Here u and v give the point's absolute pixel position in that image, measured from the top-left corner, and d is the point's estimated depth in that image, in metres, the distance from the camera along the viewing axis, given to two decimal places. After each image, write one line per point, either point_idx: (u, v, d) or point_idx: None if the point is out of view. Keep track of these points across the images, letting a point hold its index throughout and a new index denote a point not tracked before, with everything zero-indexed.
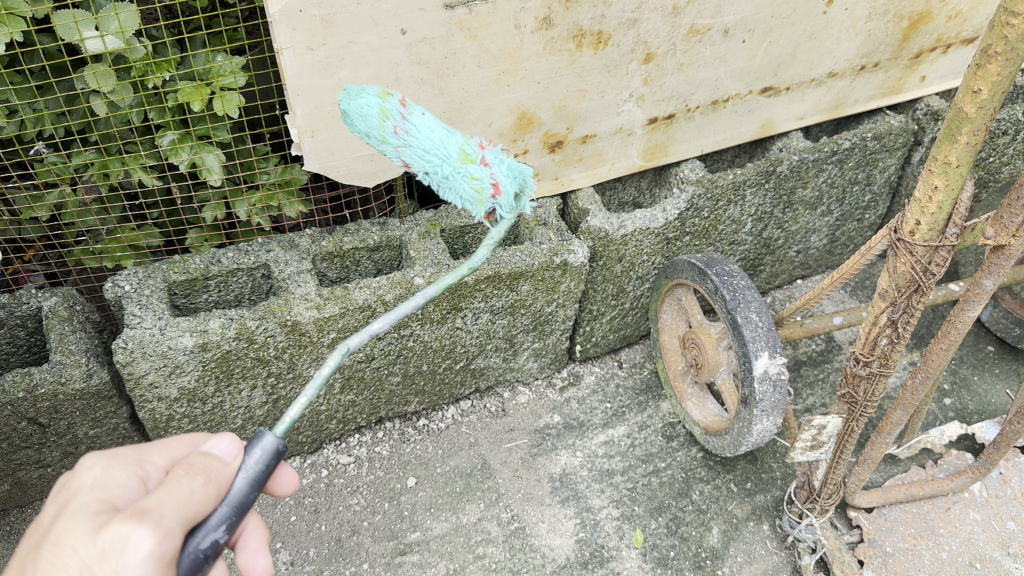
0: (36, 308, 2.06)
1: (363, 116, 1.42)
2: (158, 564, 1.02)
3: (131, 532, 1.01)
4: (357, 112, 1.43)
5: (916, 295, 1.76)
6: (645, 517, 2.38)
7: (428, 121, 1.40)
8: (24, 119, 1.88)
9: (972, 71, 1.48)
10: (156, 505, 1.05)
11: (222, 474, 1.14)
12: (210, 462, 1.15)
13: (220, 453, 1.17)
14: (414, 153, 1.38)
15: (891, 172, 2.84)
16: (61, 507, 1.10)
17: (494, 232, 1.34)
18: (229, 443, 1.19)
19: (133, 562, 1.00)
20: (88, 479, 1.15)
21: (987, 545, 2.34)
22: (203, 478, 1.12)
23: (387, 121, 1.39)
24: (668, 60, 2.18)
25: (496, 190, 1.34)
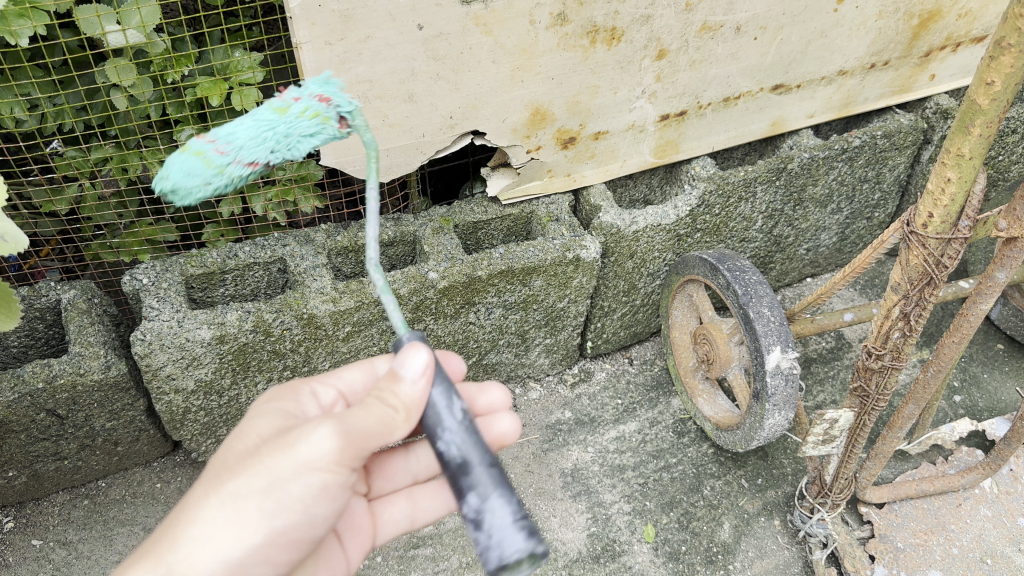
0: (55, 301, 2.08)
1: (184, 173, 1.20)
2: (340, 452, 1.11)
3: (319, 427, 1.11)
4: (181, 174, 1.20)
5: (929, 288, 1.76)
6: (656, 512, 2.39)
7: (230, 122, 1.24)
8: (46, 113, 1.92)
9: (985, 63, 1.50)
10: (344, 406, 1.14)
11: (415, 390, 1.16)
12: (401, 380, 1.16)
13: (409, 367, 1.15)
14: (249, 150, 1.21)
15: (901, 170, 2.85)
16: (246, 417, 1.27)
17: (363, 132, 1.27)
18: (414, 351, 1.16)
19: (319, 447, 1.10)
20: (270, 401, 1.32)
21: (998, 541, 2.34)
22: (397, 397, 1.15)
23: (204, 153, 1.20)
24: (680, 56, 2.20)
25: (324, 100, 1.26)
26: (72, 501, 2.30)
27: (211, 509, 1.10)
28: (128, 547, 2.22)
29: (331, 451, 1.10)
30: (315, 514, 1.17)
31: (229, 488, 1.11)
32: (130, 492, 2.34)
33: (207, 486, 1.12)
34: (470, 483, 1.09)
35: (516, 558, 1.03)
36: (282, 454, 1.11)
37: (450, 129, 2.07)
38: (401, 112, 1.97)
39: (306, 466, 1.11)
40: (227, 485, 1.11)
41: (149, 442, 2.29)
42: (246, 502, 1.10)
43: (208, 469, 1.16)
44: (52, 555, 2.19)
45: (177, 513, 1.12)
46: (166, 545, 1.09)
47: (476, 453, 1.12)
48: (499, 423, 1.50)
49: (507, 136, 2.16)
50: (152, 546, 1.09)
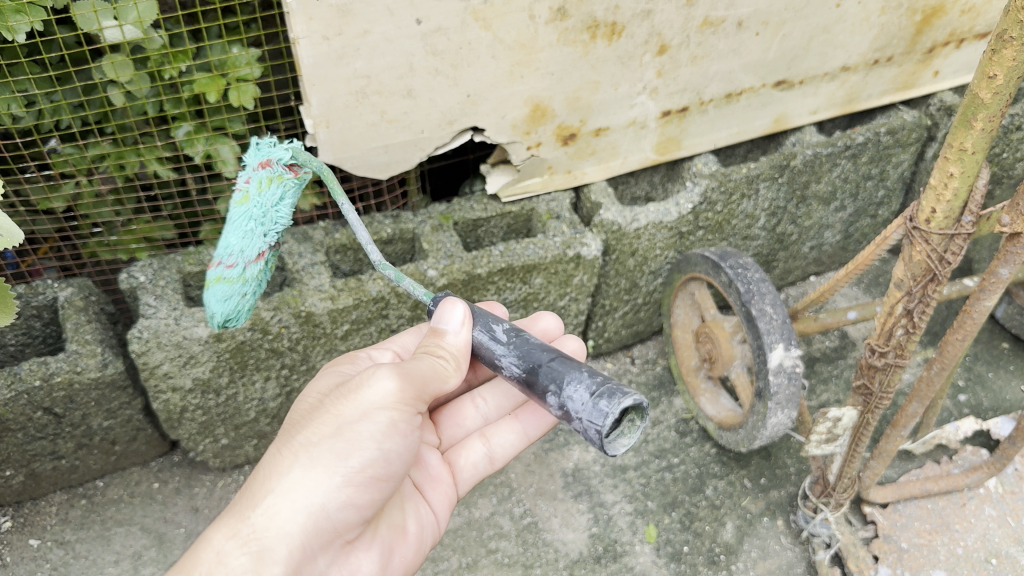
0: (52, 299, 2.07)
1: (224, 296, 1.68)
2: (397, 394, 1.33)
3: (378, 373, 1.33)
4: (219, 299, 1.68)
5: (932, 284, 1.74)
6: (658, 512, 2.37)
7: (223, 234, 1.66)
8: (43, 110, 1.91)
9: (987, 56, 1.48)
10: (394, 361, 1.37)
11: (451, 335, 1.41)
12: (445, 333, 1.41)
13: (448, 317, 1.43)
14: (250, 244, 1.66)
15: (905, 168, 2.83)
16: (309, 397, 1.48)
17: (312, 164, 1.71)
18: (446, 303, 1.44)
19: (380, 388, 1.32)
20: (327, 378, 1.56)
21: (1003, 541, 2.32)
22: (445, 346, 1.40)
23: (220, 274, 1.67)
24: (681, 52, 2.18)
25: (263, 164, 1.64)
26: (70, 501, 2.29)
27: (287, 462, 1.30)
28: (126, 547, 2.20)
29: (391, 390, 1.32)
30: (390, 455, 1.35)
31: (302, 440, 1.32)
32: (128, 492, 2.32)
33: (282, 446, 1.33)
34: (547, 382, 1.28)
35: (608, 423, 1.19)
36: (347, 401, 1.33)
37: (450, 125, 2.06)
38: (399, 108, 1.96)
39: (370, 409, 1.32)
40: (301, 438, 1.32)
41: (147, 441, 2.28)
42: (319, 448, 1.30)
43: (281, 436, 1.37)
44: (50, 555, 2.17)
45: (257, 476, 1.31)
46: (251, 500, 1.27)
47: (545, 355, 1.32)
48: (569, 343, 1.76)
49: (507, 133, 2.14)
50: (238, 505, 1.28)
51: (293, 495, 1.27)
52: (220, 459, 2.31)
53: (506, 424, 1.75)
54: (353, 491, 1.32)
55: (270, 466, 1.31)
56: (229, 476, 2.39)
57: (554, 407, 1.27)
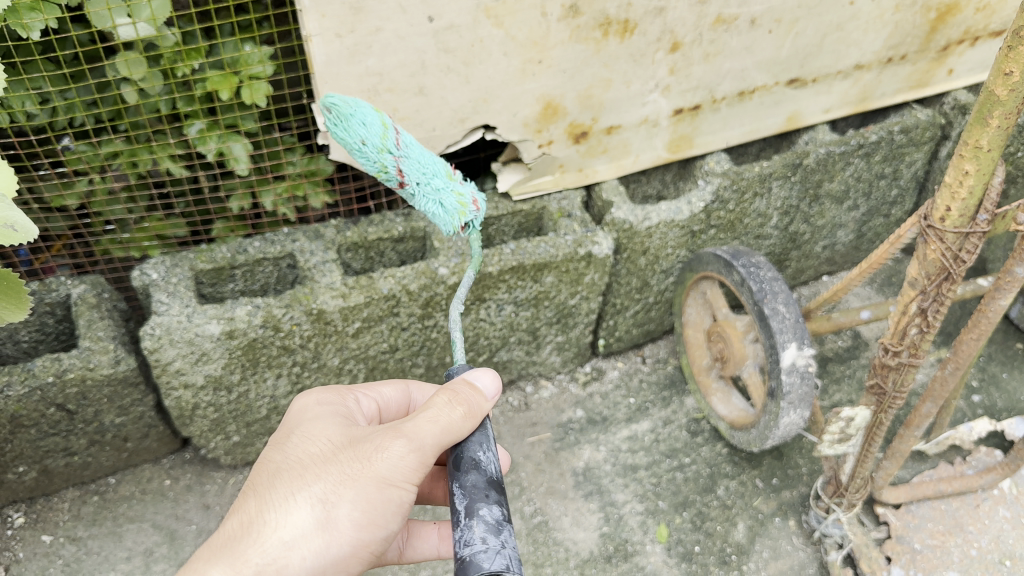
0: (65, 295, 2.08)
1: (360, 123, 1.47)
2: (412, 468, 1.21)
3: (398, 441, 1.21)
4: (359, 117, 1.44)
5: (946, 283, 1.72)
6: (669, 512, 2.36)
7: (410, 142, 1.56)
8: (56, 107, 1.92)
9: (1004, 53, 1.46)
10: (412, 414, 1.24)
11: (482, 406, 1.29)
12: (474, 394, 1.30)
13: (483, 386, 1.32)
14: (411, 163, 1.53)
15: (918, 167, 2.81)
16: (301, 422, 1.32)
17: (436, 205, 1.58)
18: (492, 381, 1.33)
19: (397, 460, 1.20)
20: (320, 401, 1.39)
21: (1017, 543, 2.30)
22: (468, 402, 1.27)
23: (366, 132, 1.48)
24: (694, 49, 2.17)
25: (475, 207, 1.63)
26: (82, 498, 2.29)
27: (296, 515, 1.17)
28: (137, 544, 2.21)
29: (411, 465, 1.21)
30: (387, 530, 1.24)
31: (315, 491, 1.19)
32: (139, 488, 2.33)
33: (291, 492, 1.19)
34: (502, 505, 1.21)
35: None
36: (363, 465, 1.21)
37: (461, 123, 2.05)
38: (411, 106, 1.95)
39: (383, 480, 1.20)
40: (311, 490, 1.19)
41: (158, 438, 2.29)
42: (330, 509, 1.18)
43: (278, 470, 1.22)
44: (62, 551, 2.18)
45: (259, 520, 1.17)
46: (256, 548, 1.14)
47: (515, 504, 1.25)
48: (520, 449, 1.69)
49: (519, 131, 2.14)
50: (239, 550, 1.13)
51: (300, 552, 1.16)
52: (231, 456, 2.32)
53: (425, 523, 1.60)
54: (352, 556, 1.21)
55: (278, 510, 1.17)
56: (240, 474, 2.40)
57: (487, 515, 1.17)
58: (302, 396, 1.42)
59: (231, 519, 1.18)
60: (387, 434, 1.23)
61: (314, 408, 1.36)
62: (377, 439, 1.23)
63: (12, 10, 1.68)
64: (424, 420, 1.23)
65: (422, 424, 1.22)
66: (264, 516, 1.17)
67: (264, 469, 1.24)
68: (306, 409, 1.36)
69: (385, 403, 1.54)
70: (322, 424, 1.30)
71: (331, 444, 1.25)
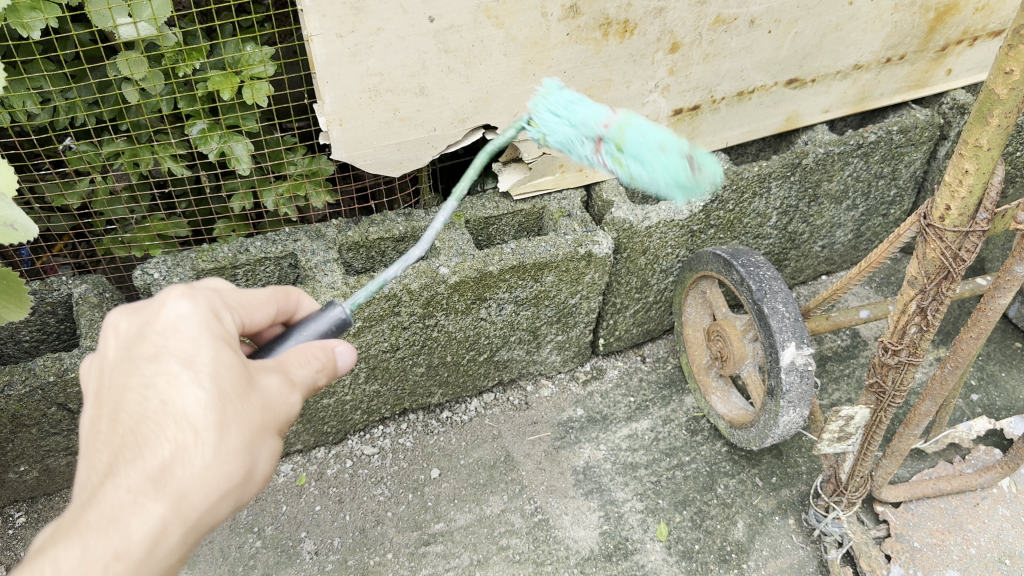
0: (66, 295, 2.08)
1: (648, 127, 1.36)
2: (285, 414, 1.10)
3: (279, 393, 1.09)
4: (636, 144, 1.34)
5: (946, 282, 1.73)
6: (669, 510, 2.36)
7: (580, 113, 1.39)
8: (58, 107, 1.92)
9: (1003, 52, 1.47)
10: (289, 365, 1.12)
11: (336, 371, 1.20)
12: (333, 354, 1.19)
13: (341, 357, 1.20)
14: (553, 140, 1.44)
15: (917, 167, 2.82)
16: (193, 336, 1.03)
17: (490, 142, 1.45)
18: (355, 352, 1.22)
19: (279, 409, 1.08)
20: (196, 306, 1.08)
21: (1017, 541, 2.30)
22: (326, 369, 1.18)
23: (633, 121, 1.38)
24: (693, 50, 2.18)
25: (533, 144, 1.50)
26: None
27: (186, 467, 0.94)
28: None
29: (289, 412, 1.10)
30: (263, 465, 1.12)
31: (215, 439, 0.97)
32: None
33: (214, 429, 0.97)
34: None
35: None
36: (262, 408, 1.04)
37: (462, 123, 2.07)
38: (411, 106, 1.96)
39: (273, 427, 1.06)
40: (212, 436, 0.96)
41: None
42: (226, 456, 0.98)
43: (158, 406, 0.96)
44: None
45: (178, 464, 0.94)
46: (181, 496, 0.93)
47: None
48: None
49: (519, 131, 2.15)
50: (161, 500, 0.92)
51: (220, 503, 0.98)
52: None
53: None
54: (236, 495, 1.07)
55: (202, 451, 0.95)
56: None
57: None
58: (159, 302, 1.07)
59: (131, 462, 0.92)
60: (271, 379, 1.08)
61: (190, 320, 1.05)
62: (269, 379, 1.08)
63: (13, 9, 1.68)
64: (295, 366, 1.14)
65: (300, 372, 1.14)
66: (184, 458, 0.94)
67: (167, 397, 0.97)
68: (179, 318, 1.05)
69: (256, 323, 1.22)
70: (220, 345, 1.05)
71: (239, 374, 1.03)
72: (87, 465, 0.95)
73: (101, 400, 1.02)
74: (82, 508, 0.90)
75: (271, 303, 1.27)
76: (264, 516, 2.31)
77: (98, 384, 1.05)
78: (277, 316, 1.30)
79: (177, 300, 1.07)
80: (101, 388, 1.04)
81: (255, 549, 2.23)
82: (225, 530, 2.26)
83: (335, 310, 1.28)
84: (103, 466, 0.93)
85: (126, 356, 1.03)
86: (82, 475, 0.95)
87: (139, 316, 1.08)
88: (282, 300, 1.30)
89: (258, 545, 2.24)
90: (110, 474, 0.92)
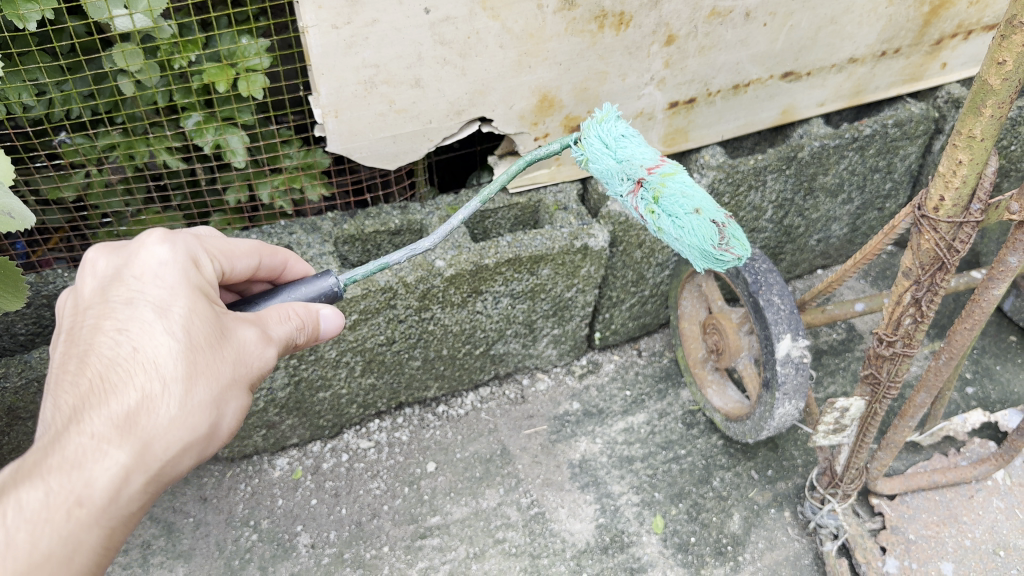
0: (62, 288, 2.09)
1: (688, 185, 1.53)
2: (258, 369, 1.22)
3: (254, 350, 1.20)
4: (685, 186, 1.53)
5: (940, 273, 1.74)
6: (665, 503, 2.37)
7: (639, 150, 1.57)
8: (53, 99, 1.91)
9: (997, 42, 1.48)
10: (267, 323, 1.24)
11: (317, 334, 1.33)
12: (317, 316, 1.32)
13: (325, 320, 1.34)
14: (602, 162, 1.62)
15: (912, 160, 2.83)
16: (169, 285, 1.15)
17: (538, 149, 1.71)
18: (338, 317, 1.35)
19: (251, 363, 1.20)
20: (175, 254, 1.19)
21: (1011, 533, 2.31)
22: (309, 327, 1.31)
23: (677, 175, 1.55)
24: (688, 42, 2.18)
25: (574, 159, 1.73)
26: None
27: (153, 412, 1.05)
28: (134, 537, 2.20)
29: (261, 369, 1.22)
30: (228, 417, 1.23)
31: (185, 390, 1.08)
32: None
33: (181, 385, 1.08)
34: None
35: None
36: (231, 363, 1.16)
37: (458, 115, 2.07)
38: (407, 98, 1.96)
39: (244, 381, 1.18)
40: (181, 389, 1.08)
41: None
42: (192, 408, 1.09)
43: (129, 351, 1.07)
44: None
45: (144, 410, 1.04)
46: (145, 444, 1.03)
47: None
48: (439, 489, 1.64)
49: (515, 123, 2.15)
50: (126, 447, 1.01)
51: (181, 454, 1.08)
52: (229, 449, 2.33)
53: None
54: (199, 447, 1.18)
55: (169, 403, 1.06)
56: (238, 467, 2.40)
57: None
58: (138, 247, 1.18)
59: (97, 408, 1.01)
60: (246, 333, 1.20)
61: (167, 269, 1.16)
62: (245, 333, 1.19)
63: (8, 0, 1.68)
64: (273, 323, 1.25)
65: (278, 329, 1.25)
66: (150, 408, 1.05)
67: (139, 345, 1.07)
68: (157, 266, 1.16)
69: (235, 268, 1.36)
70: (194, 297, 1.15)
71: (211, 328, 1.14)
72: (51, 403, 1.02)
73: (72, 338, 1.10)
74: (46, 450, 0.97)
75: (252, 253, 1.41)
76: (260, 510, 2.31)
77: (71, 320, 1.13)
78: (259, 266, 1.45)
79: (157, 246, 1.18)
80: (75, 323, 1.12)
81: (251, 543, 2.23)
82: (222, 524, 2.26)
83: (328, 280, 1.44)
84: (67, 409, 1.00)
85: (102, 297, 1.13)
86: (47, 413, 1.01)
87: (118, 257, 1.18)
88: (265, 254, 1.45)
89: (254, 539, 2.24)
90: (76, 419, 1.00)
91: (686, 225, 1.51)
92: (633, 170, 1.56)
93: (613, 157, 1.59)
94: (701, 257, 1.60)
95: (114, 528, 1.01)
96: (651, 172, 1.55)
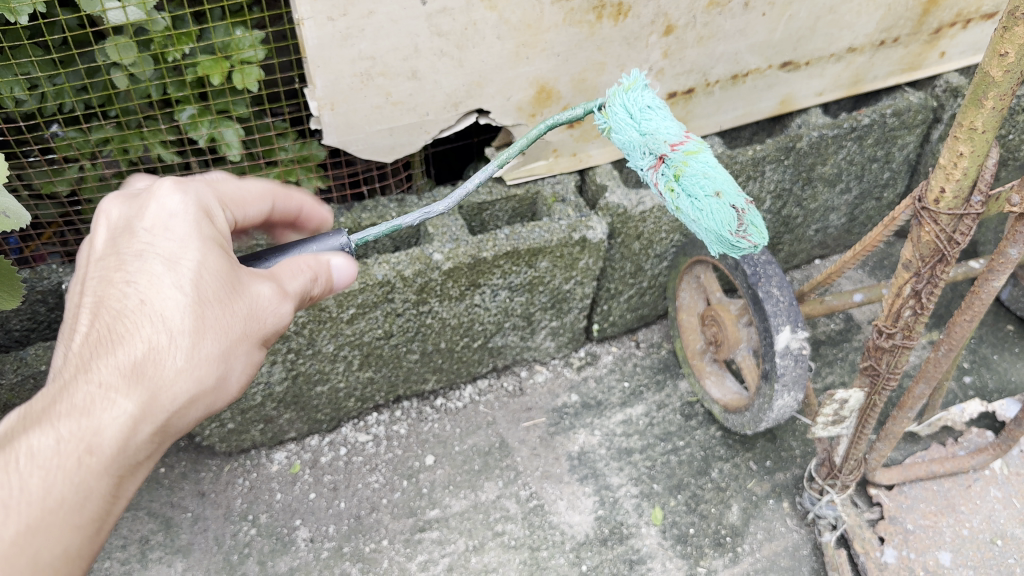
0: (57, 283, 2.07)
1: (712, 166, 1.53)
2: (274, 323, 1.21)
3: (269, 301, 1.20)
4: (709, 167, 1.52)
5: (940, 265, 1.73)
6: (664, 495, 2.37)
7: (663, 124, 1.55)
8: (45, 93, 1.89)
9: (999, 34, 1.46)
10: (280, 275, 1.23)
11: (333, 286, 1.32)
12: (331, 267, 1.31)
13: (337, 270, 1.32)
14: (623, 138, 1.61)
15: (910, 150, 2.82)
16: (179, 236, 1.14)
17: (561, 113, 1.70)
18: (350, 266, 1.32)
19: (266, 320, 1.19)
20: (186, 204, 1.19)
21: (1008, 522, 2.32)
22: (324, 276, 1.30)
23: (701, 153, 1.54)
24: (687, 32, 2.17)
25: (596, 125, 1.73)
26: None
27: (162, 363, 1.06)
28: (133, 532, 2.19)
29: (277, 322, 1.22)
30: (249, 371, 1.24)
31: (195, 343, 1.09)
32: None
33: (187, 332, 1.08)
34: None
35: None
36: (244, 313, 1.16)
37: (455, 107, 2.05)
38: (404, 90, 1.94)
39: (259, 334, 1.19)
40: (190, 341, 1.08)
41: None
42: (200, 358, 1.10)
43: (136, 303, 1.07)
44: None
45: (152, 364, 1.05)
46: (153, 396, 1.04)
47: None
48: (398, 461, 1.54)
49: (512, 115, 2.13)
50: (132, 400, 1.02)
51: (191, 407, 1.09)
52: (226, 444, 2.32)
53: None
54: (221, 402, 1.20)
55: (176, 355, 1.07)
56: (236, 461, 2.40)
57: None
58: (150, 197, 1.18)
59: (103, 356, 1.02)
60: (260, 283, 1.19)
61: (177, 218, 1.16)
62: (259, 285, 1.19)
63: None
64: (290, 279, 1.25)
65: (294, 284, 1.24)
66: (158, 360, 1.05)
67: (146, 297, 1.07)
68: (166, 216, 1.16)
69: (249, 216, 1.38)
70: (206, 249, 1.15)
71: (222, 281, 1.14)
72: (60, 353, 1.04)
73: (84, 288, 1.11)
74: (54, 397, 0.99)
75: (263, 200, 1.43)
76: (259, 504, 2.30)
77: (83, 268, 1.15)
78: (273, 209, 1.47)
79: (170, 194, 1.19)
80: (86, 275, 1.13)
81: (250, 537, 2.22)
82: (220, 519, 2.26)
83: (341, 238, 1.40)
84: (76, 360, 1.02)
85: (111, 247, 1.13)
86: (56, 363, 1.03)
87: (130, 207, 1.19)
88: (276, 198, 1.47)
89: (253, 534, 2.23)
90: (82, 367, 1.01)
91: (705, 208, 1.53)
92: (656, 145, 1.55)
93: (636, 129, 1.57)
94: (716, 240, 1.62)
95: (122, 480, 1.02)
96: (675, 150, 1.54)
